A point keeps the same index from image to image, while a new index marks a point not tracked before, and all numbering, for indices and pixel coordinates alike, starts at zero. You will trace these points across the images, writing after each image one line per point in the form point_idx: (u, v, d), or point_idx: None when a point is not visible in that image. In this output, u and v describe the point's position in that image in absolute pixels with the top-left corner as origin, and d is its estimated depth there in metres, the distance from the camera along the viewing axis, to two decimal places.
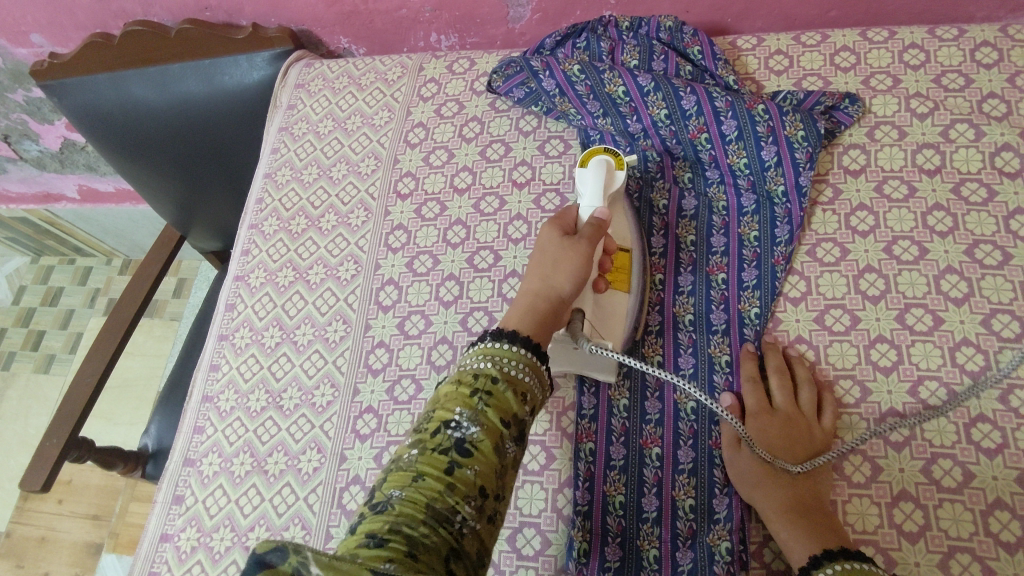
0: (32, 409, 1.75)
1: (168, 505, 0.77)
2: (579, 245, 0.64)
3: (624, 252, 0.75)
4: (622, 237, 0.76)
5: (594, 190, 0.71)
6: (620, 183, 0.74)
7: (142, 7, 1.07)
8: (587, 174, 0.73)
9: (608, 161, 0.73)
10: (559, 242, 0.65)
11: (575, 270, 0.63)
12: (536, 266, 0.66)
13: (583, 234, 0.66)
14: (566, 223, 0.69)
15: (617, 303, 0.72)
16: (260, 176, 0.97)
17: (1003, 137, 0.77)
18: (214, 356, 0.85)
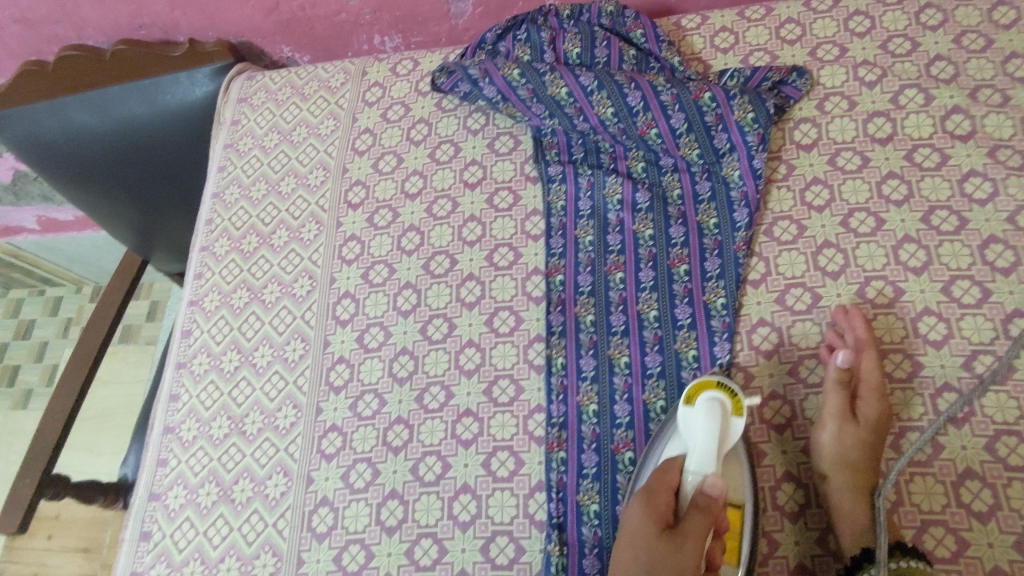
0: (11, 446, 1.72)
1: (136, 542, 0.75)
2: (683, 543, 0.56)
3: (735, 510, 0.63)
4: (737, 498, 0.63)
5: (704, 446, 0.61)
6: (736, 433, 0.63)
7: (74, 31, 1.04)
8: (696, 417, 0.62)
9: (721, 406, 0.62)
10: (660, 536, 0.57)
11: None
12: (625, 543, 0.59)
13: (690, 525, 0.57)
14: (665, 495, 0.60)
15: None
16: (208, 197, 0.94)
17: (952, 100, 0.76)
18: (173, 386, 0.83)
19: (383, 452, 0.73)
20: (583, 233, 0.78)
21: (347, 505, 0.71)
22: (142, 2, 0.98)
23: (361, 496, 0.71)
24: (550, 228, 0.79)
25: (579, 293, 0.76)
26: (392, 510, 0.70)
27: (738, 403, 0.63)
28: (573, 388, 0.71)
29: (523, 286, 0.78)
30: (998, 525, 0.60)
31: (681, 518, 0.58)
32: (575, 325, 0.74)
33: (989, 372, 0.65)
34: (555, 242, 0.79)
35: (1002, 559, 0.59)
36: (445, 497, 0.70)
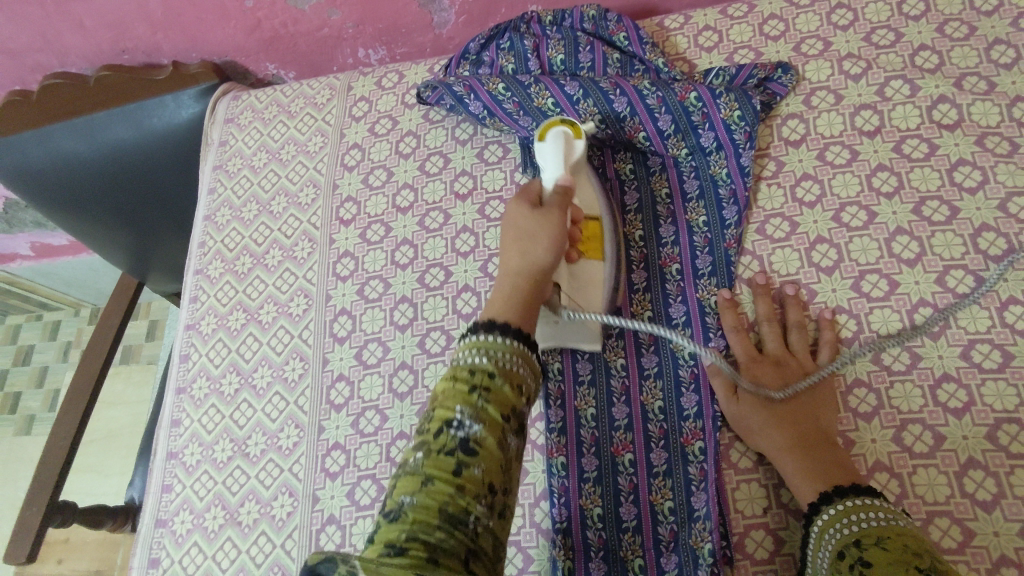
0: (18, 473, 1.71)
1: (145, 570, 0.75)
2: (551, 216, 0.61)
3: (593, 222, 0.73)
4: (590, 206, 0.73)
5: (554, 162, 0.69)
6: (580, 151, 0.72)
7: (57, 59, 1.04)
8: (547, 147, 0.70)
9: (566, 132, 0.71)
10: (531, 215, 0.62)
11: (553, 239, 0.60)
12: (510, 238, 0.61)
13: (551, 204, 0.63)
14: (534, 193, 0.64)
15: (593, 271, 0.70)
16: (200, 219, 0.94)
17: (938, 90, 0.76)
18: (174, 411, 0.83)
19: (387, 468, 0.73)
20: None
21: (354, 523, 0.71)
22: (124, 26, 0.98)
23: (367, 513, 0.71)
24: None
25: None
26: None
27: (579, 131, 0.72)
28: (570, 394, 0.71)
29: None
30: (1002, 513, 0.60)
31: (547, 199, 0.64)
32: None
33: (987, 360, 0.65)
34: None
35: (1008, 547, 0.59)
36: None
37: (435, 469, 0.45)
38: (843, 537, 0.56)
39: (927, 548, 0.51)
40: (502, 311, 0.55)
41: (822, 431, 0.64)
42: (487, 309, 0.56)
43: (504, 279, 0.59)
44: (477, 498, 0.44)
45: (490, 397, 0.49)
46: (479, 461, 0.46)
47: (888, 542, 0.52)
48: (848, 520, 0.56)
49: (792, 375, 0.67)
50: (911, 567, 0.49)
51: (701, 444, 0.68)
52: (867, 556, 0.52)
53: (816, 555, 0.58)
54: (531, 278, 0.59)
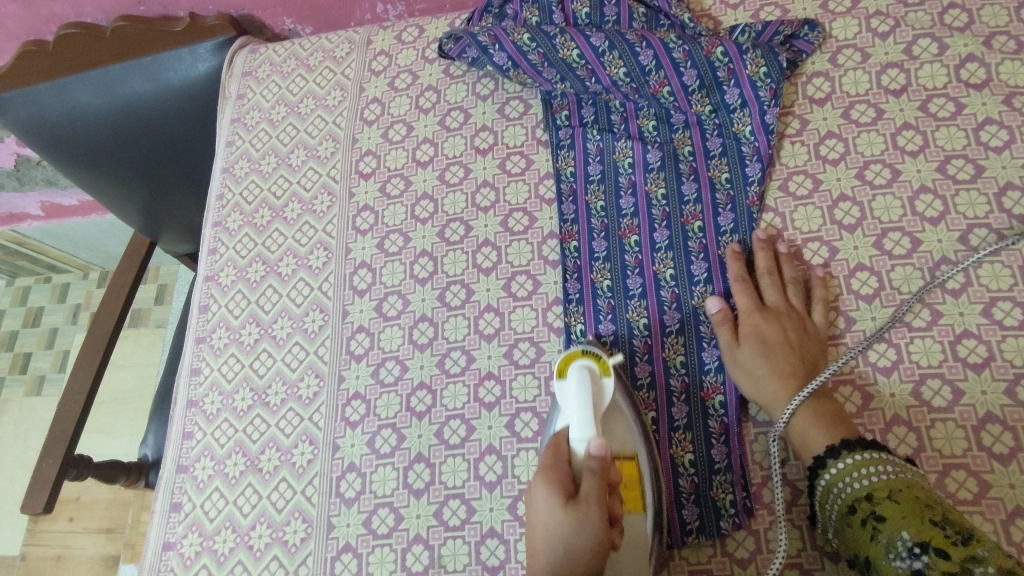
0: (29, 432, 1.72)
1: (167, 514, 0.76)
2: (586, 520, 0.52)
3: (627, 460, 0.64)
4: (624, 448, 0.65)
5: (581, 412, 0.60)
6: (609, 388, 0.65)
7: (73, 9, 1.03)
8: (570, 393, 0.63)
9: (590, 371, 0.64)
10: (565, 512, 0.53)
11: (591, 542, 0.52)
12: (539, 536, 0.53)
13: (586, 496, 0.53)
14: (565, 483, 0.55)
15: (637, 533, 0.62)
16: (218, 172, 0.94)
17: (967, 48, 0.75)
18: (194, 360, 0.84)
19: (407, 417, 0.74)
20: (594, 199, 0.78)
21: (374, 470, 0.72)
22: None
23: (387, 461, 0.72)
24: (560, 193, 0.79)
25: (593, 259, 0.76)
26: (420, 473, 0.71)
27: (604, 364, 0.66)
28: None
29: (540, 250, 0.78)
30: (1019, 466, 0.61)
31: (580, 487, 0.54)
32: (591, 292, 0.74)
33: (1007, 317, 0.65)
34: (567, 207, 0.79)
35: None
36: (470, 458, 0.71)
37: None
38: (853, 492, 0.57)
39: (936, 499, 0.53)
40: None
41: (818, 379, 0.66)
42: None
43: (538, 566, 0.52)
44: None
45: None
46: None
47: (898, 494, 0.54)
48: (857, 475, 0.57)
49: (791, 326, 0.69)
50: (924, 519, 0.52)
51: (722, 398, 0.69)
52: (880, 510, 0.54)
53: (826, 507, 0.60)
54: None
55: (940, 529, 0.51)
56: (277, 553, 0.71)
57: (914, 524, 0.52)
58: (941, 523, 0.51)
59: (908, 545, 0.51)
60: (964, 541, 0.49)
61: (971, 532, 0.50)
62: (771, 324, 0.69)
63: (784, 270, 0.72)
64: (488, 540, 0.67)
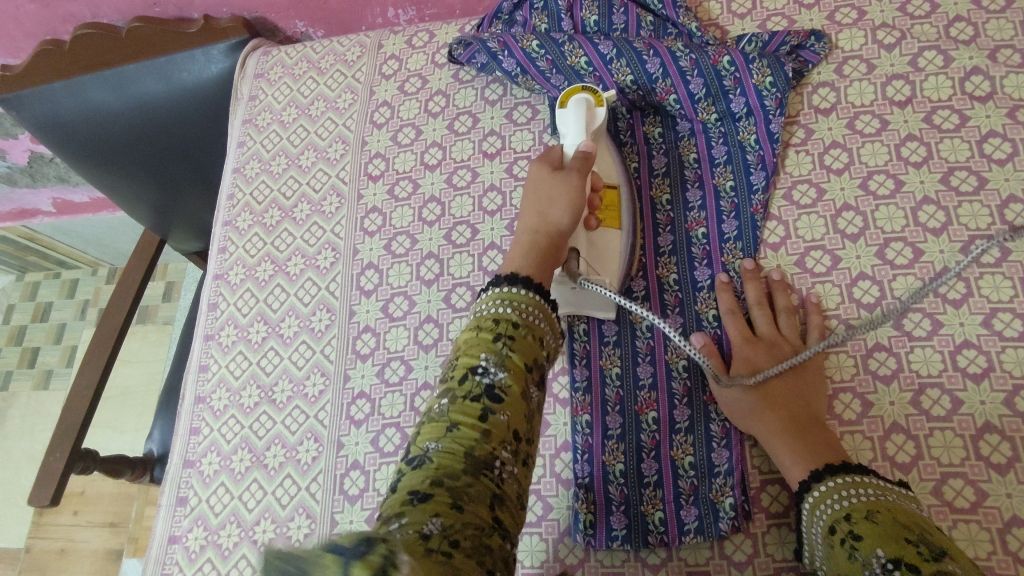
0: (35, 426, 1.74)
1: (173, 508, 0.77)
2: (570, 178, 0.65)
3: (610, 189, 0.75)
4: (608, 175, 0.76)
5: (576, 132, 0.70)
6: (602, 119, 0.73)
7: (89, 9, 1.05)
8: (569, 115, 0.72)
9: (586, 100, 0.72)
10: (551, 173, 0.66)
11: (573, 198, 0.64)
12: (531, 198, 0.66)
13: (573, 165, 0.66)
14: (556, 156, 0.68)
15: (607, 240, 0.73)
16: (229, 171, 0.96)
17: (972, 61, 0.76)
18: (202, 356, 0.85)
19: (411, 416, 0.75)
20: None
21: (377, 468, 0.73)
22: None
23: (391, 459, 0.73)
24: None
25: None
26: None
27: (599, 99, 0.73)
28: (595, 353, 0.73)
29: None
30: (1016, 476, 0.61)
31: (568, 164, 0.67)
32: None
33: (1008, 328, 0.66)
34: None
35: (1020, 509, 0.60)
36: None
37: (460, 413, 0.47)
38: (835, 512, 0.57)
39: (914, 520, 0.53)
40: (521, 263, 0.59)
41: (811, 411, 0.65)
42: (507, 265, 0.60)
43: (523, 233, 0.63)
44: (502, 444, 0.46)
45: (514, 346, 0.51)
46: (504, 408, 0.48)
47: (876, 515, 0.54)
48: (840, 496, 0.57)
49: (783, 357, 0.68)
50: (899, 538, 0.50)
51: None
52: (857, 528, 0.54)
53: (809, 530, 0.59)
54: (547, 234, 0.63)
55: (915, 546, 0.49)
56: (281, 548, 0.72)
57: (891, 543, 0.50)
58: (916, 543, 0.50)
59: (882, 562, 0.50)
60: (936, 557, 0.48)
61: (944, 550, 0.49)
62: (761, 355, 0.68)
63: (778, 299, 0.71)
64: None
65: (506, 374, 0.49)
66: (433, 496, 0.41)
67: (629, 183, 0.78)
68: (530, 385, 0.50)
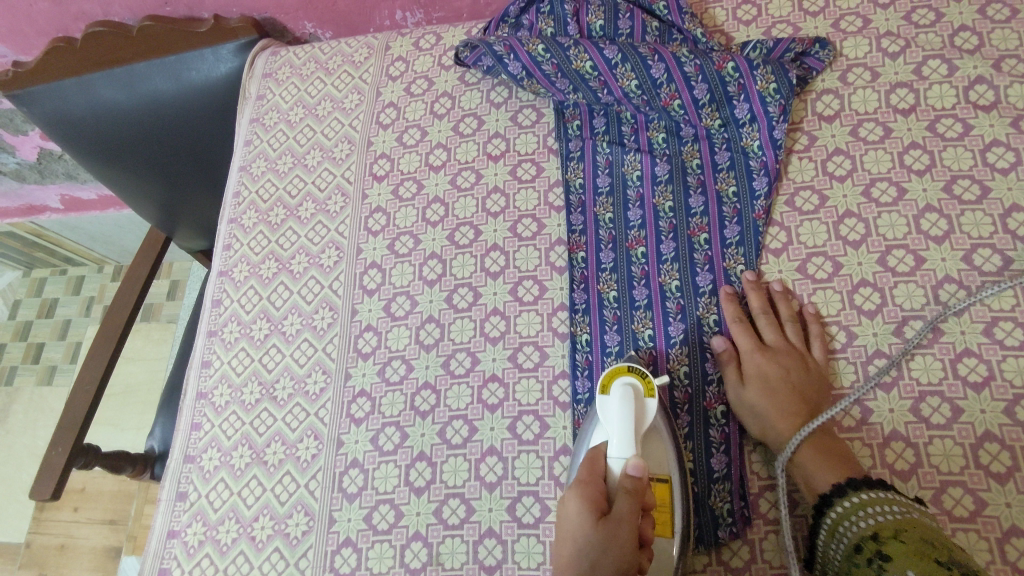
0: (38, 421, 1.75)
1: (173, 502, 0.78)
2: (616, 539, 0.56)
3: (662, 485, 0.64)
4: (659, 469, 0.65)
5: (621, 428, 0.63)
6: (652, 412, 0.66)
7: (101, 8, 1.06)
8: (612, 405, 0.65)
9: (635, 390, 0.65)
10: (597, 528, 0.57)
11: (618, 555, 0.56)
12: (564, 539, 0.59)
13: (618, 513, 0.58)
14: (601, 501, 0.60)
15: (662, 561, 0.62)
16: (235, 170, 0.96)
17: (976, 71, 0.76)
18: (205, 352, 0.85)
19: (411, 416, 0.75)
20: (603, 210, 0.79)
21: (376, 467, 0.73)
22: None
23: (390, 458, 0.74)
24: (569, 205, 0.80)
25: (601, 269, 0.77)
26: (421, 471, 0.72)
27: (649, 385, 0.66)
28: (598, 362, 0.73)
29: (547, 256, 0.79)
30: (1016, 485, 0.61)
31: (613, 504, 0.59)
32: (598, 302, 0.75)
33: (1009, 337, 0.66)
34: (575, 220, 0.80)
35: (1019, 518, 0.60)
36: (471, 459, 0.72)
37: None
38: (859, 530, 0.56)
39: (939, 536, 0.53)
40: None
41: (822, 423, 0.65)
42: None
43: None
44: None
45: None
46: None
47: (904, 534, 0.53)
48: (863, 513, 0.57)
49: (793, 366, 0.68)
50: (930, 559, 0.51)
51: (723, 408, 0.70)
52: (885, 549, 0.53)
53: (827, 548, 0.59)
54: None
55: (946, 568, 0.50)
56: (279, 545, 0.72)
57: (919, 562, 0.51)
58: (948, 564, 0.50)
59: None
60: None
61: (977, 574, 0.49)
62: (771, 364, 0.68)
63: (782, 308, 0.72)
64: (486, 539, 0.68)
65: None
66: None
67: (677, 452, 0.66)
68: None
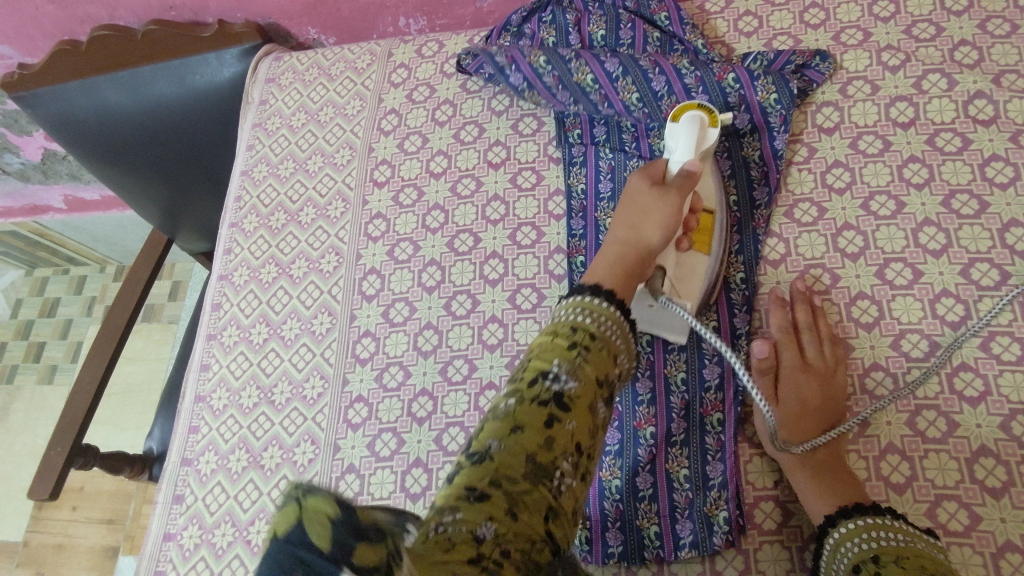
0: (38, 421, 1.75)
1: (169, 505, 0.78)
2: (668, 196, 0.61)
3: (706, 215, 0.73)
4: (706, 197, 0.73)
5: (686, 147, 0.65)
6: (714, 140, 0.68)
7: (107, 11, 1.07)
8: (680, 129, 0.67)
9: (700, 118, 0.66)
10: (650, 189, 0.63)
11: (665, 219, 0.60)
12: (624, 208, 0.63)
13: (674, 184, 0.63)
14: (658, 173, 0.66)
15: (697, 263, 0.71)
16: (237, 173, 0.97)
17: (975, 85, 0.77)
18: (204, 356, 0.86)
19: (408, 422, 0.75)
20: (604, 217, 0.79)
21: (373, 472, 0.74)
22: None
23: (386, 464, 0.74)
24: (571, 209, 0.81)
25: None
26: (417, 478, 0.72)
27: (716, 119, 0.69)
28: None
29: (546, 264, 0.79)
30: (1011, 500, 0.61)
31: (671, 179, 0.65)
32: None
33: (1005, 352, 0.66)
34: (576, 224, 0.80)
35: (1014, 534, 0.60)
36: None
37: (525, 415, 0.43)
38: (861, 552, 0.56)
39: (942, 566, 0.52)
40: (604, 276, 0.55)
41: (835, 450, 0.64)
42: (585, 275, 0.57)
43: (611, 246, 0.60)
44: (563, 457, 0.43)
45: (589, 358, 0.48)
46: (570, 418, 0.44)
47: (905, 561, 0.53)
48: (868, 536, 0.57)
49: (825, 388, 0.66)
50: None
51: (719, 415, 0.69)
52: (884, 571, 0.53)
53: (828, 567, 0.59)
54: (640, 251, 0.59)
55: None
56: None
57: None
58: None
59: None
60: None
61: None
62: (809, 384, 0.66)
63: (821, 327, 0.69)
64: None
65: (575, 388, 0.45)
66: (519, 434, 0.42)
67: (725, 209, 0.75)
68: (597, 401, 0.47)
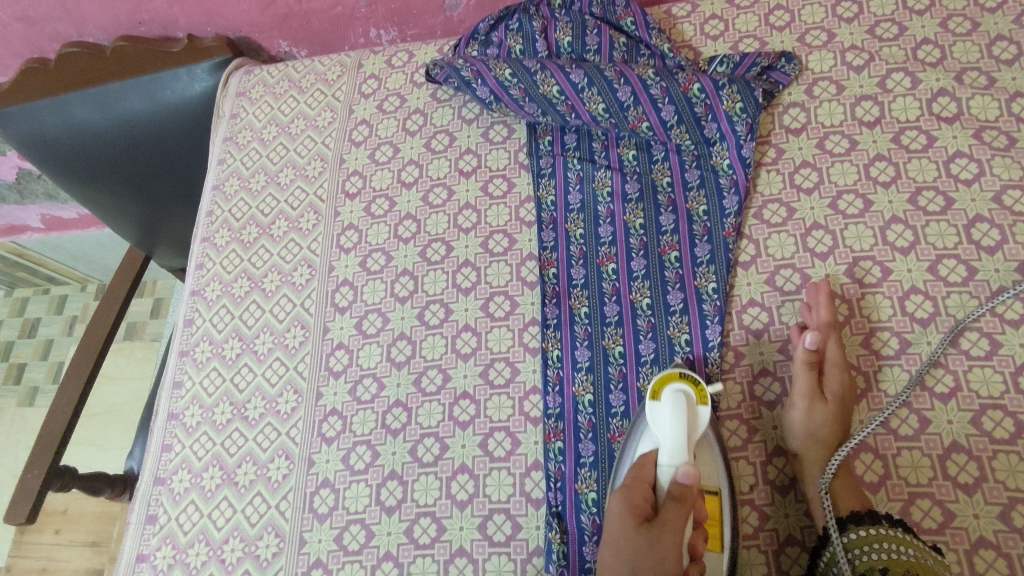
0: (19, 443, 1.72)
1: (142, 526, 0.77)
2: (659, 544, 0.58)
3: (712, 498, 0.65)
4: (710, 482, 0.65)
5: (674, 438, 0.64)
6: (704, 420, 0.66)
7: (75, 29, 1.06)
8: (663, 409, 0.66)
9: (685, 398, 0.66)
10: (636, 534, 0.59)
11: (659, 573, 0.57)
12: (612, 543, 0.60)
13: (665, 522, 0.59)
14: (649, 507, 0.61)
15: (707, 568, 0.63)
16: (209, 189, 0.96)
17: (939, 83, 0.77)
18: (176, 373, 0.84)
19: (382, 434, 0.74)
20: (574, 227, 0.80)
21: (347, 486, 0.73)
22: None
23: (361, 477, 0.73)
24: (540, 222, 0.80)
25: (572, 284, 0.77)
26: (392, 490, 0.72)
27: (701, 391, 0.67)
28: (569, 379, 0.72)
29: (518, 272, 0.79)
30: (983, 496, 0.61)
31: (662, 510, 0.60)
32: (569, 318, 0.75)
33: (974, 348, 0.66)
34: (547, 236, 0.80)
35: (987, 529, 0.60)
36: (443, 477, 0.71)
37: None
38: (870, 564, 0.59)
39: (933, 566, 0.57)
40: None
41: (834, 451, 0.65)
42: None
43: None
44: None
45: None
46: None
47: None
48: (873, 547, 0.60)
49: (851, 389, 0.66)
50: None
51: None
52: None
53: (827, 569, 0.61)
54: None
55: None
56: (249, 567, 0.71)
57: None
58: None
59: None
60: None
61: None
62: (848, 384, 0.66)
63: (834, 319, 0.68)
64: (457, 559, 0.68)
65: None
66: None
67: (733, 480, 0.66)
68: None
